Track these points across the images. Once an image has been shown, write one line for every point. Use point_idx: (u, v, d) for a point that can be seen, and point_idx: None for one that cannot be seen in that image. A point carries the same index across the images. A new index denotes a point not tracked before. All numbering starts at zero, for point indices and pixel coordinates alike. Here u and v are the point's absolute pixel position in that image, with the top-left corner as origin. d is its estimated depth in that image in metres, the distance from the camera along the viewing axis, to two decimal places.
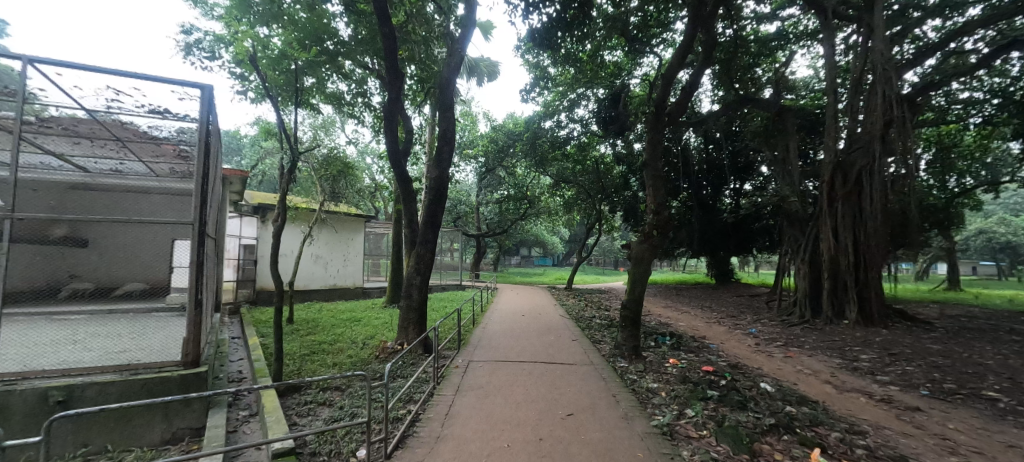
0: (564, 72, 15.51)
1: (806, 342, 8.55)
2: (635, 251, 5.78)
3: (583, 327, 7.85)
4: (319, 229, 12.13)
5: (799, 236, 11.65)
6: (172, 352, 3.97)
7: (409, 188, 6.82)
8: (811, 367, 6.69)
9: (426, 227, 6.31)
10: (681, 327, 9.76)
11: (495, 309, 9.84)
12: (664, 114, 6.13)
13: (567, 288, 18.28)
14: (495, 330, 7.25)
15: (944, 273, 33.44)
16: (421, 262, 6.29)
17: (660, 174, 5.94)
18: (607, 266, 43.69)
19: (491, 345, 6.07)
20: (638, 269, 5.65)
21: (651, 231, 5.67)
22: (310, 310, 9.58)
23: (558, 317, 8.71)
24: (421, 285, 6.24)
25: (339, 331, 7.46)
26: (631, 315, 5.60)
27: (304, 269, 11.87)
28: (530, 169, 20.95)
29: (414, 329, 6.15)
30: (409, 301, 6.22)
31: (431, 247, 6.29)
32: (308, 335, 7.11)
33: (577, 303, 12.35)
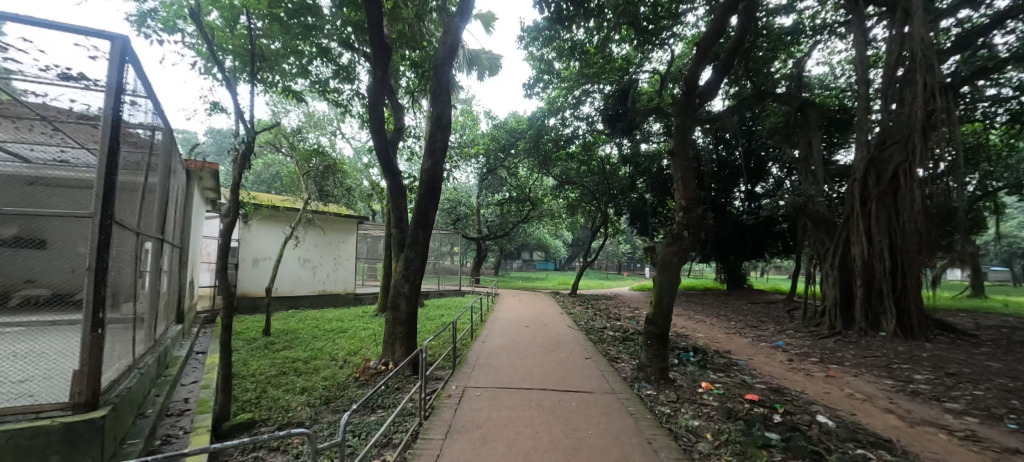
0: (568, 66, 14.75)
1: (844, 358, 7.62)
2: (661, 255, 4.90)
3: (595, 341, 6.93)
4: (306, 231, 11.27)
5: (825, 240, 10.73)
6: (62, 392, 2.88)
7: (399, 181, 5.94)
8: (862, 391, 5.76)
9: (416, 225, 5.42)
10: (702, 340, 8.85)
11: (495, 318, 8.95)
12: (695, 95, 5.24)
13: (572, 293, 17.44)
14: (495, 345, 6.35)
15: (960, 279, 32.44)
16: (409, 268, 5.39)
17: (691, 166, 5.05)
18: (610, 271, 42.78)
19: (490, 367, 5.18)
20: (666, 276, 4.77)
21: (681, 231, 4.81)
22: (292, 320, 8.69)
23: (566, 329, 7.82)
24: (410, 294, 5.36)
25: (318, 345, 6.58)
26: (657, 331, 4.71)
27: (290, 272, 11.02)
28: (533, 170, 20.14)
29: (401, 346, 5.24)
30: (396, 314, 5.32)
31: (421, 250, 5.41)
32: (283, 351, 6.24)
33: (585, 310, 11.46)
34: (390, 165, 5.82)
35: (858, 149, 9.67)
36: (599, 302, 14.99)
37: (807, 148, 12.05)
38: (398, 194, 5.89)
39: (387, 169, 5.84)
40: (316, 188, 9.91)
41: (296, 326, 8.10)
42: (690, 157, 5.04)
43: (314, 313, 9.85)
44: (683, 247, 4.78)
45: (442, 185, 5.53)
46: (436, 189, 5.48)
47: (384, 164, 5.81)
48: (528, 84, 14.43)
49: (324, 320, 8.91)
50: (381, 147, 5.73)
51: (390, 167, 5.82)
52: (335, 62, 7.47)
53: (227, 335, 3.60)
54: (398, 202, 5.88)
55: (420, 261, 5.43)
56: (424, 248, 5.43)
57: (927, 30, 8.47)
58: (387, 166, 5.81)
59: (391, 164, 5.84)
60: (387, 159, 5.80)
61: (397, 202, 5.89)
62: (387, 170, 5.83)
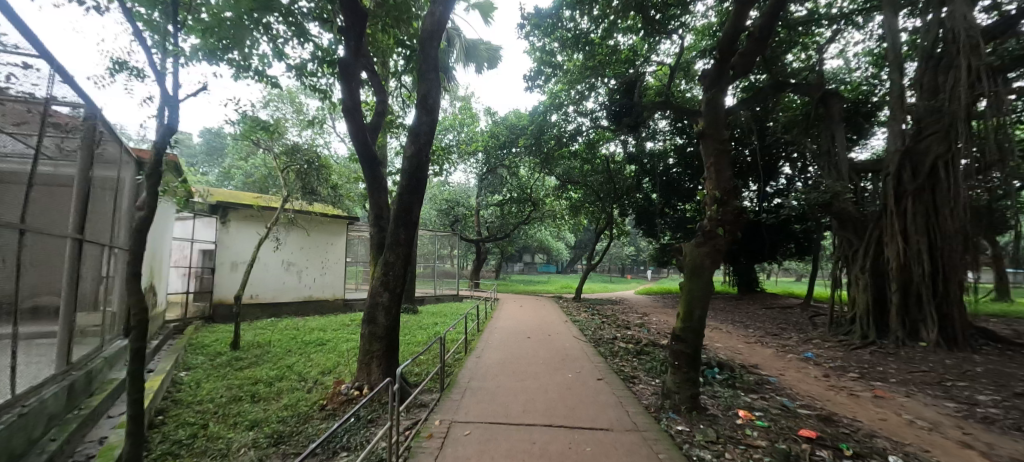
0: (571, 58, 13.95)
1: (888, 373, 6.73)
2: (689, 258, 4.08)
3: (606, 357, 6.08)
4: (290, 232, 10.46)
5: (853, 241, 9.84)
6: None
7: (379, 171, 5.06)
8: (925, 417, 4.88)
9: (396, 222, 4.56)
10: (722, 351, 7.98)
11: (494, 328, 8.10)
12: (728, 66, 4.39)
13: (575, 298, 16.57)
14: (492, 362, 5.50)
15: None
16: (387, 274, 4.54)
17: (727, 149, 4.16)
18: (613, 274, 41.83)
19: (484, 391, 4.33)
20: (697, 282, 3.93)
21: (715, 229, 3.95)
22: (269, 331, 7.86)
23: (572, 341, 6.96)
24: (390, 305, 4.52)
25: (290, 361, 5.77)
26: (689, 351, 3.86)
27: (273, 278, 10.20)
28: (535, 169, 19.33)
29: (379, 367, 4.39)
30: (372, 328, 4.47)
31: (404, 250, 4.56)
32: (247, 369, 5.42)
33: (591, 317, 10.58)
34: (367, 151, 4.92)
35: (890, 140, 8.83)
36: (605, 308, 14.12)
37: (829, 142, 11.19)
38: (377, 187, 5.02)
39: (362, 156, 4.94)
40: (298, 186, 9.12)
41: (271, 338, 7.28)
42: (727, 139, 4.12)
43: (297, 321, 9.02)
44: (719, 246, 3.93)
45: (429, 175, 4.67)
46: (421, 178, 4.62)
47: (360, 150, 4.89)
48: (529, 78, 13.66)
49: (305, 330, 8.09)
50: (355, 131, 4.84)
51: (369, 153, 4.92)
52: (312, 42, 6.69)
53: (135, 363, 2.75)
54: (379, 197, 5.00)
55: (404, 263, 4.58)
56: (407, 248, 4.58)
57: (971, 7, 7.64)
58: (365, 153, 4.91)
59: (370, 151, 4.95)
60: (364, 143, 4.88)
61: (376, 196, 5.00)
62: (363, 158, 4.92)
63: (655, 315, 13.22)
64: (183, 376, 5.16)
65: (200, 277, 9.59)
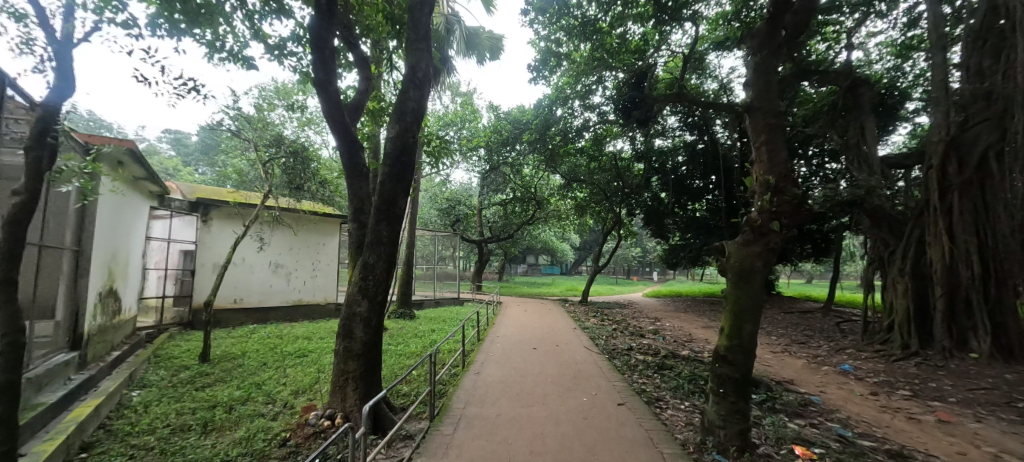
0: (577, 49, 13.22)
1: (945, 391, 5.89)
2: (734, 259, 3.31)
3: (624, 373, 5.30)
4: (278, 232, 9.76)
5: (889, 241, 9.00)
6: None
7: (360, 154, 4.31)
8: (1011, 450, 4.09)
9: (376, 216, 3.78)
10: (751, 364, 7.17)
11: (496, 337, 7.35)
12: (781, 26, 3.60)
13: (582, 302, 15.82)
14: (493, 381, 4.74)
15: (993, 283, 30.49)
16: (365, 278, 3.76)
17: (782, 123, 3.36)
18: (618, 276, 41.06)
19: (482, 421, 3.57)
20: (745, 289, 3.16)
21: (769, 223, 3.17)
22: (249, 341, 7.16)
23: (584, 352, 6.20)
24: (369, 317, 3.74)
25: (262, 377, 5.05)
26: (737, 376, 3.08)
27: (258, 280, 9.49)
28: (539, 167, 18.61)
29: (355, 391, 3.63)
30: (348, 344, 3.70)
31: (388, 250, 3.79)
32: (210, 388, 4.69)
33: (601, 324, 9.79)
34: (345, 131, 4.16)
35: (934, 130, 7.97)
36: (613, 312, 13.32)
37: (858, 134, 10.36)
38: (357, 173, 4.24)
39: (338, 136, 4.17)
40: (284, 182, 8.45)
41: (248, 348, 6.57)
42: (780, 112, 3.34)
43: (282, 329, 8.32)
44: (771, 243, 3.17)
45: (416, 159, 3.92)
46: (407, 161, 3.86)
47: (336, 129, 4.13)
48: (533, 70, 12.93)
49: (290, 338, 7.39)
50: (330, 107, 4.09)
51: (346, 133, 4.15)
52: (290, 17, 5.96)
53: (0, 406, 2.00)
54: (360, 186, 4.22)
55: (387, 263, 3.81)
56: (391, 247, 3.82)
57: None
58: (342, 133, 4.15)
59: (348, 131, 4.19)
60: (340, 120, 4.11)
61: (355, 184, 4.22)
62: (339, 138, 4.15)
63: (668, 320, 12.42)
64: (133, 397, 4.41)
65: (180, 280, 8.91)
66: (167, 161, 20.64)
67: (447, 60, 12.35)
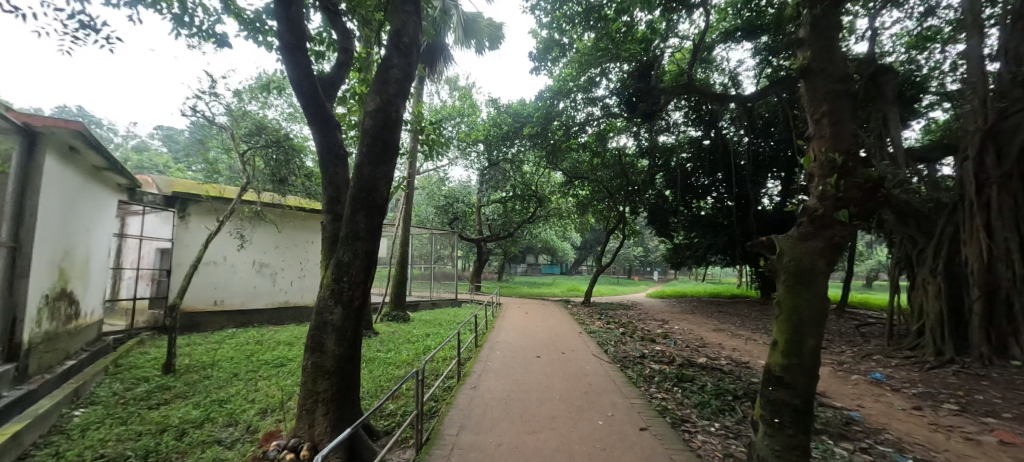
0: (581, 39, 12.63)
1: (998, 406, 5.25)
2: (786, 256, 2.72)
3: (642, 386, 4.66)
4: (261, 230, 9.12)
5: (918, 239, 8.37)
6: None
7: (337, 130, 3.68)
8: None
9: (350, 205, 3.14)
10: None
11: (495, 343, 6.73)
12: None
13: (585, 303, 15.21)
14: (491, 398, 4.11)
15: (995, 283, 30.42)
16: (337, 280, 3.13)
17: (849, 90, 2.72)
18: (620, 276, 40.46)
19: (476, 454, 2.92)
20: (803, 294, 2.56)
21: (833, 213, 2.55)
22: (225, 347, 6.54)
23: (595, 361, 5.57)
24: (342, 328, 3.10)
25: (228, 392, 4.43)
26: (796, 402, 2.47)
27: (240, 281, 8.86)
28: (539, 163, 18.02)
29: (325, 416, 3.02)
30: (318, 360, 3.07)
31: (366, 246, 3.16)
32: (164, 407, 4.05)
33: (607, 328, 9.17)
34: (317, 102, 3.52)
35: (969, 118, 7.35)
36: (618, 314, 12.73)
37: (881, 126, 9.74)
38: (330, 151, 3.60)
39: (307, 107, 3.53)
40: (266, 175, 7.84)
41: (222, 357, 5.94)
42: (846, 77, 2.75)
43: (263, 333, 7.70)
44: (836, 237, 2.55)
45: (400, 137, 3.27)
46: (391, 136, 3.22)
47: (306, 99, 3.48)
48: (534, 60, 12.30)
49: (270, 344, 6.78)
50: (300, 75, 3.48)
51: (318, 103, 3.49)
52: None
53: None
54: (336, 166, 3.57)
55: (365, 260, 3.18)
56: (371, 243, 3.19)
57: None
58: (311, 104, 3.49)
59: (321, 102, 3.55)
60: (311, 88, 3.48)
61: (331, 165, 3.57)
62: (307, 109, 3.50)
63: (675, 323, 11.84)
64: (71, 419, 3.78)
65: (155, 281, 8.31)
66: (157, 157, 20.04)
67: (444, 49, 11.72)
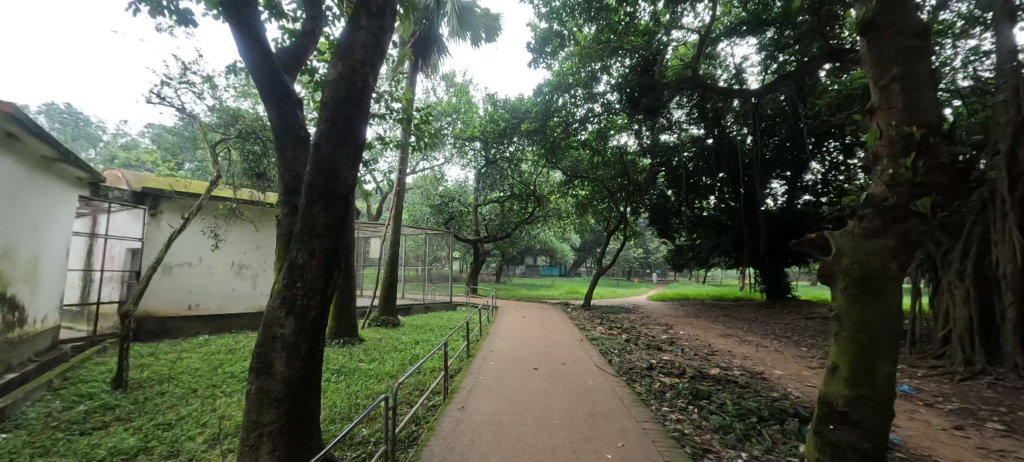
0: (581, 31, 12.09)
1: None
2: (845, 258, 2.18)
3: (652, 406, 4.08)
4: (241, 228, 8.55)
5: (944, 238, 7.83)
6: None
7: (297, 97, 3.11)
8: None
9: (305, 194, 2.58)
10: (794, 385, 5.99)
11: (490, 352, 6.18)
12: None
13: (585, 306, 14.65)
14: (479, 421, 3.55)
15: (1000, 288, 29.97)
16: (289, 286, 2.55)
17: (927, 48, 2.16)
18: (620, 277, 39.90)
19: None
20: (871, 306, 2.02)
21: (907, 202, 2.01)
22: (192, 357, 5.97)
23: (598, 374, 5.01)
24: (295, 345, 2.53)
25: (179, 413, 3.86)
26: (867, 446, 1.93)
27: (218, 283, 8.28)
28: (537, 162, 17.47)
29: (271, 453, 2.44)
30: (265, 383, 2.50)
31: (325, 245, 2.60)
32: (99, 433, 3.48)
33: (609, 334, 8.60)
34: (269, 64, 3.00)
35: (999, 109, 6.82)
36: (620, 319, 12.18)
37: None
38: (288, 119, 3.00)
39: (258, 71, 3.01)
40: (243, 169, 7.27)
41: (184, 368, 5.37)
42: (922, 31, 2.19)
43: (239, 341, 7.13)
44: (913, 233, 2.00)
45: (367, 113, 2.70)
46: (357, 101, 2.66)
47: (255, 61, 2.97)
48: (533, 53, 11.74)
49: (243, 353, 6.22)
50: (249, 36, 2.97)
51: (270, 65, 2.98)
52: None
53: None
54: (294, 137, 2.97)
55: (326, 262, 2.61)
56: (333, 238, 2.63)
57: None
58: (262, 66, 2.97)
59: (274, 64, 3.03)
60: (260, 48, 2.98)
61: (289, 136, 2.97)
62: (259, 76, 2.98)
63: (680, 328, 11.29)
64: None
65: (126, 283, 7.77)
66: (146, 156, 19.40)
67: (438, 40, 11.11)
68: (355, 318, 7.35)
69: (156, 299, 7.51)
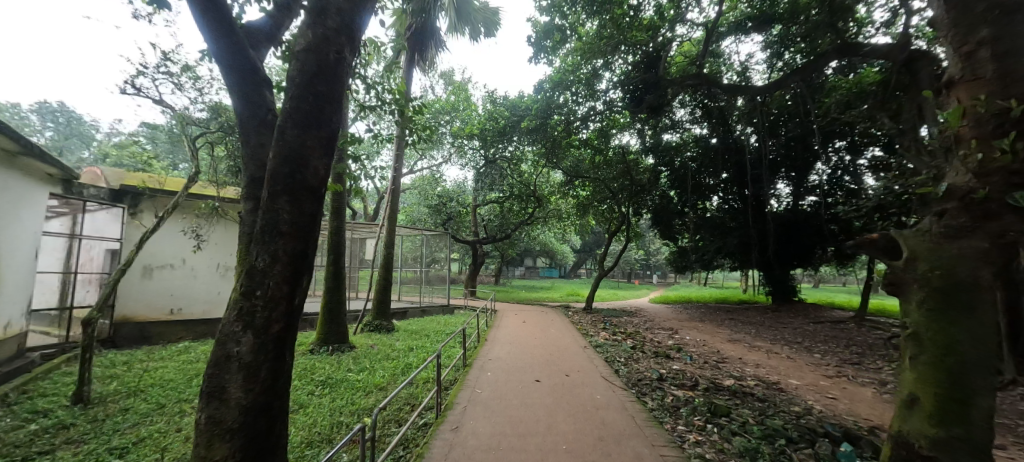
0: (583, 26, 11.72)
1: None
2: (929, 264, 2.13)
3: (666, 425, 3.68)
4: (227, 229, 8.15)
5: None
6: None
7: (265, 75, 2.70)
8: None
9: (267, 185, 2.18)
10: (814, 398, 5.58)
11: (488, 361, 5.79)
12: None
13: (587, 310, 14.25)
14: (473, 446, 3.13)
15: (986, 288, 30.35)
16: (247, 295, 2.14)
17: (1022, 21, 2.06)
18: (621, 279, 39.42)
19: None
20: (960, 322, 1.97)
21: (1002, 199, 1.91)
22: (167, 366, 5.56)
23: (606, 389, 4.60)
24: (253, 367, 2.12)
25: (140, 435, 3.45)
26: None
27: (202, 286, 7.87)
28: (538, 162, 17.08)
29: None
30: (218, 412, 2.08)
31: (291, 247, 2.19)
32: (42, 460, 3.05)
33: (613, 340, 8.20)
34: (232, 36, 2.60)
35: None
36: (623, 323, 11.78)
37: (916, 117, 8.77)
38: (252, 99, 2.58)
39: (219, 46, 2.60)
40: (228, 166, 6.89)
41: (157, 379, 4.95)
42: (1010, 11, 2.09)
43: None
44: (1009, 232, 1.90)
45: (345, 93, 2.32)
46: (331, 76, 2.26)
47: (216, 35, 2.56)
48: (533, 47, 11.37)
49: None
50: (209, 4, 2.56)
51: (231, 36, 2.56)
52: None
53: None
54: (259, 120, 2.55)
55: (292, 268, 2.20)
56: (303, 238, 2.23)
57: None
58: (223, 39, 2.57)
59: (238, 37, 2.62)
60: (222, 18, 2.58)
61: (253, 120, 2.55)
62: (220, 52, 2.57)
63: (686, 333, 10.87)
64: None
65: None
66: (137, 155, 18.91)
67: (435, 33, 10.70)
68: (345, 323, 6.94)
69: (134, 304, 7.10)
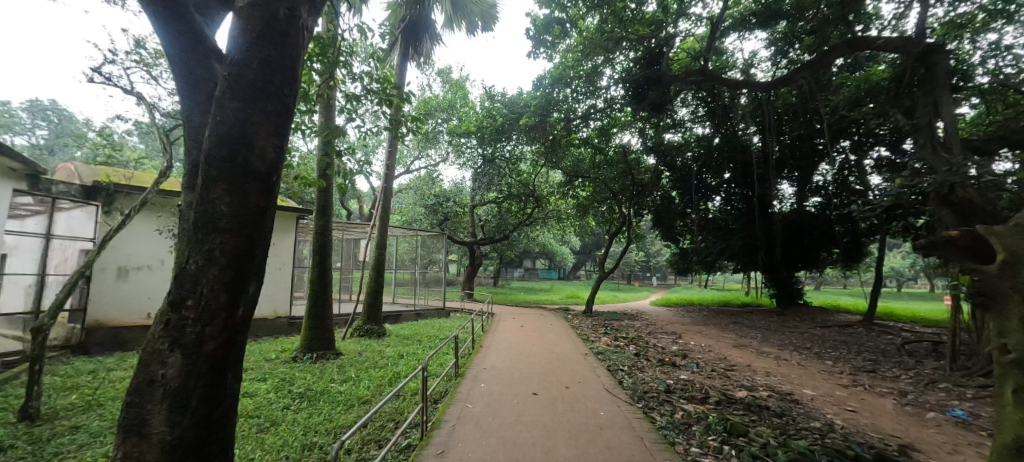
0: (583, 20, 11.33)
1: None
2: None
3: (679, 448, 3.27)
4: None
5: None
6: None
7: (211, 41, 2.28)
8: None
9: (203, 168, 1.78)
10: (833, 411, 5.18)
11: (483, 370, 5.38)
12: None
13: (587, 313, 13.83)
14: None
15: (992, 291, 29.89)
16: (177, 306, 1.74)
17: None
18: (621, 282, 38.95)
19: None
20: None
21: None
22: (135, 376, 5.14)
23: (610, 402, 4.21)
24: (183, 394, 1.71)
25: (83, 461, 3.03)
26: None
27: None
28: (537, 161, 16.67)
29: None
30: (136, 449, 1.68)
31: (233, 246, 1.78)
32: None
33: (615, 346, 7.78)
34: None
35: None
36: (625, 327, 11.37)
37: (931, 112, 8.45)
38: (196, 71, 2.18)
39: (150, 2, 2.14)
40: None
41: (119, 392, 4.54)
42: None
43: None
44: None
45: (302, 63, 1.94)
46: (284, 36, 1.88)
47: None
48: (533, 41, 10.98)
49: None
50: None
51: None
52: None
53: None
54: (203, 97, 2.16)
55: (234, 272, 1.79)
56: (249, 233, 1.82)
57: None
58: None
59: None
60: None
61: (196, 95, 2.15)
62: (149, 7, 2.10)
63: (690, 338, 10.45)
64: None
65: None
66: None
67: (430, 25, 10.26)
68: (332, 328, 6.52)
69: (109, 309, 6.76)
